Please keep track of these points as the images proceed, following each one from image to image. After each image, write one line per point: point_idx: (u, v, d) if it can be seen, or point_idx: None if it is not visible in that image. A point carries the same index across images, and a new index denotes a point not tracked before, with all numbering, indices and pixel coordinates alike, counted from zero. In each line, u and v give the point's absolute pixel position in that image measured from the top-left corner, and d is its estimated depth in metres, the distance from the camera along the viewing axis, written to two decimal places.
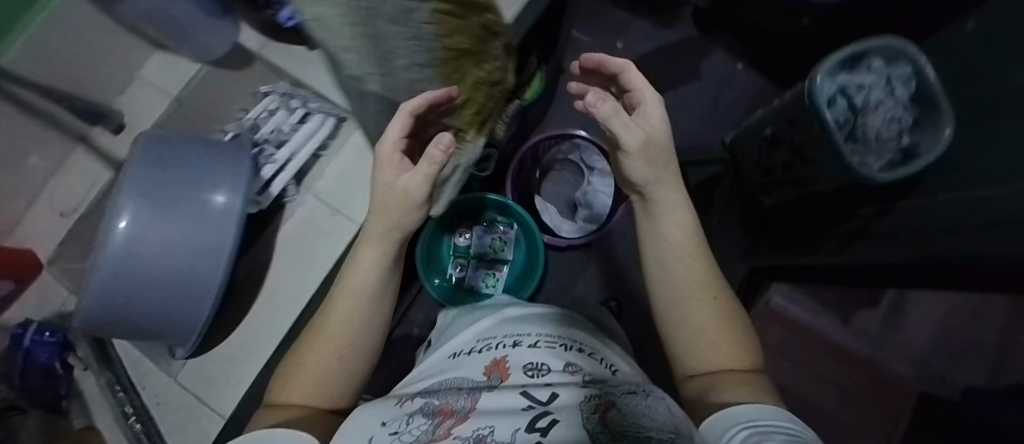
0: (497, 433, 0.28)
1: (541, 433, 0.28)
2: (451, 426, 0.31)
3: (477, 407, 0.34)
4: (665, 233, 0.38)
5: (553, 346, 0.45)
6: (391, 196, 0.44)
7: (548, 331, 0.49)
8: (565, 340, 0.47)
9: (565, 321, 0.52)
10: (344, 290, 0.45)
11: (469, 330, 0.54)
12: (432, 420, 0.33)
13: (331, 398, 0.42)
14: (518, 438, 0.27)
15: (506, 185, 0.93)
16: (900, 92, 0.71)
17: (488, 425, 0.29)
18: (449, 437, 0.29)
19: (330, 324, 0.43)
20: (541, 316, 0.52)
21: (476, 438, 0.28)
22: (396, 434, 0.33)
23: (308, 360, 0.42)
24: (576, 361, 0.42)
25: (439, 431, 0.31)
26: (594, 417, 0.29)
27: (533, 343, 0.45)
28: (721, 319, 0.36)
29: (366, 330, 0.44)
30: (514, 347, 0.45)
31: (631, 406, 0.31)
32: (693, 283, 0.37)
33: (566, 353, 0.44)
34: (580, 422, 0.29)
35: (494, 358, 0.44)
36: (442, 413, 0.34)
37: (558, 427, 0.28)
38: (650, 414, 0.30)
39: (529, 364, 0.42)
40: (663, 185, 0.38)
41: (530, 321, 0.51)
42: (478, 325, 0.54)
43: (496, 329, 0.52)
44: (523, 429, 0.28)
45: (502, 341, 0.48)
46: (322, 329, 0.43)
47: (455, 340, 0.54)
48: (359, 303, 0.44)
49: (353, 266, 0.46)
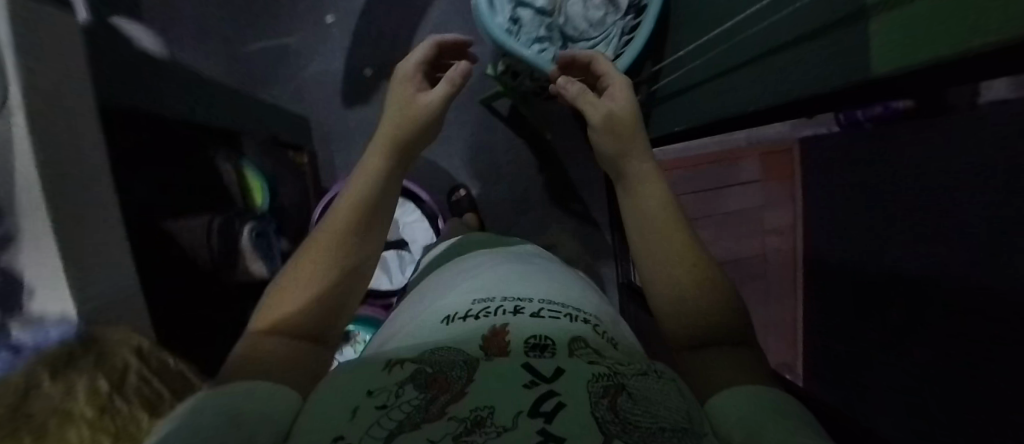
0: (497, 417, 0.24)
1: (546, 417, 0.24)
2: (445, 403, 0.26)
3: (472, 380, 0.28)
4: (646, 205, 0.44)
5: (557, 316, 0.37)
6: (413, 102, 0.47)
7: (550, 293, 0.42)
8: (570, 309, 0.39)
9: (566, 283, 0.46)
10: (386, 140, 0.45)
11: (463, 286, 0.44)
12: (425, 394, 0.26)
13: (328, 300, 0.37)
14: (518, 424, 0.23)
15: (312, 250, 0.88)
16: (617, 44, 0.82)
17: (484, 405, 0.25)
18: (441, 418, 0.24)
19: (346, 203, 0.40)
20: (546, 278, 0.46)
21: (473, 422, 0.24)
22: (384, 409, 0.25)
23: (303, 261, 0.38)
24: (586, 337, 0.35)
25: (435, 407, 0.25)
26: (603, 399, 0.26)
27: (536, 310, 0.38)
28: (701, 284, 0.40)
29: (370, 233, 0.41)
30: (515, 314, 0.37)
31: (638, 386, 0.28)
32: (689, 261, 0.40)
33: (572, 324, 0.36)
34: (589, 408, 0.25)
35: (491, 324, 0.36)
36: (434, 383, 0.27)
37: (563, 410, 0.24)
38: (662, 400, 0.27)
39: (529, 338, 0.34)
40: (627, 155, 0.49)
41: (530, 282, 0.43)
42: (460, 285, 0.45)
43: (499, 284, 0.43)
44: (526, 411, 0.24)
45: (503, 303, 0.39)
46: (336, 225, 0.39)
47: (445, 299, 0.42)
48: (387, 175, 0.43)
49: (389, 134, 0.45)
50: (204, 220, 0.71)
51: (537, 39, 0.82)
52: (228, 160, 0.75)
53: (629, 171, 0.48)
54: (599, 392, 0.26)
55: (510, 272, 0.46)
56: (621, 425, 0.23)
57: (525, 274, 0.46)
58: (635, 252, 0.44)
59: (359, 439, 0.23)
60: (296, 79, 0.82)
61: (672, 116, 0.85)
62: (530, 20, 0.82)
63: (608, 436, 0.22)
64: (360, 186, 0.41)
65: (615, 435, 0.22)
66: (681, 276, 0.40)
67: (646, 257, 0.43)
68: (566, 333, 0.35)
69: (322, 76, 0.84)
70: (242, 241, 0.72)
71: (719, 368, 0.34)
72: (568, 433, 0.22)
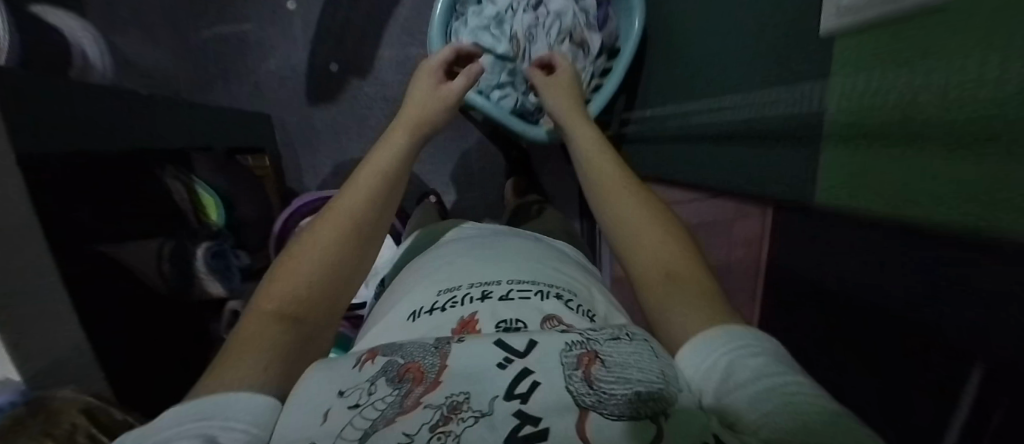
0: (475, 401, 0.18)
1: (522, 398, 0.18)
2: (420, 394, 0.19)
3: (450, 362, 0.20)
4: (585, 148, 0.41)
5: (528, 296, 0.32)
6: (436, 95, 0.44)
7: (517, 272, 0.36)
8: (541, 285, 0.34)
9: (536, 255, 0.41)
10: (411, 117, 0.40)
11: (424, 277, 0.38)
12: (400, 390, 0.19)
13: (345, 276, 0.29)
14: (497, 408, 0.17)
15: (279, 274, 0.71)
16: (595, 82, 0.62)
17: (461, 388, 0.19)
18: (417, 408, 0.18)
19: (369, 171, 0.34)
20: (512, 253, 0.40)
21: (450, 407, 0.18)
22: (356, 410, 0.18)
23: (319, 230, 0.29)
24: (561, 316, 0.30)
25: (408, 399, 0.18)
26: (576, 370, 0.19)
27: (504, 292, 0.32)
28: (646, 209, 0.33)
29: (394, 205, 0.34)
30: (483, 301, 0.32)
31: (618, 350, 0.21)
32: (626, 185, 0.35)
33: (544, 303, 0.31)
34: (561, 379, 0.19)
35: (462, 314, 0.31)
36: (409, 371, 0.20)
37: (540, 390, 0.18)
38: (641, 360, 0.20)
39: (500, 323, 0.29)
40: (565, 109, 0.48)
41: (498, 263, 0.38)
42: (421, 276, 0.39)
43: (460, 268, 0.37)
44: (501, 395, 0.18)
45: (470, 290, 0.33)
46: (363, 192, 0.32)
47: (409, 292, 0.37)
48: (412, 151, 0.38)
49: (414, 120, 0.40)
50: (155, 246, 0.53)
51: (500, 86, 0.61)
52: (179, 179, 0.58)
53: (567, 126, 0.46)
54: (571, 361, 0.19)
55: (471, 254, 0.40)
56: (596, 396, 0.17)
57: (494, 252, 0.40)
58: (584, 192, 0.38)
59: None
60: (253, 84, 0.74)
61: (661, 164, 0.67)
62: (492, 66, 0.60)
63: (582, 409, 0.17)
64: (388, 156, 0.35)
65: (589, 409, 0.17)
66: (620, 201, 0.34)
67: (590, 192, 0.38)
68: (539, 317, 0.30)
69: (282, 75, 0.75)
70: (197, 263, 0.58)
71: (680, 306, 0.25)
72: (545, 410, 0.17)
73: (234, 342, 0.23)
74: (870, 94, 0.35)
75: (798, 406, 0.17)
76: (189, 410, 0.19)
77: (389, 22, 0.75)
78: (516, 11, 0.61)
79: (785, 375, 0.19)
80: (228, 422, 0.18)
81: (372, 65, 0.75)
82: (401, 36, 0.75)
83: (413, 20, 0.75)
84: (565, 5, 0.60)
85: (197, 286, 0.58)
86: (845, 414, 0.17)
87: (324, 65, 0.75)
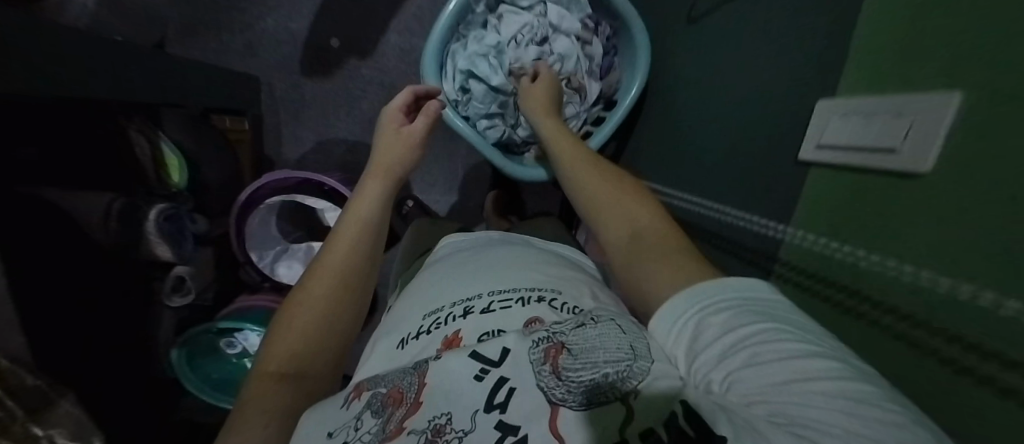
0: (457, 421, 0.20)
1: (502, 408, 0.19)
2: (402, 418, 0.21)
3: (427, 382, 0.22)
4: (555, 143, 0.43)
5: (508, 305, 0.30)
6: (402, 137, 0.43)
7: (497, 275, 0.34)
8: (523, 290, 0.32)
9: (520, 252, 0.39)
10: (380, 167, 0.40)
11: (414, 297, 0.36)
12: (382, 419, 0.22)
13: (333, 337, 0.30)
14: (478, 423, 0.19)
15: (235, 250, 0.66)
16: (585, 126, 0.61)
17: (442, 409, 0.20)
18: (401, 434, 0.20)
19: (349, 224, 0.34)
20: (494, 254, 0.38)
21: (433, 432, 0.19)
22: None
23: (305, 291, 0.31)
24: (546, 317, 0.28)
25: (392, 424, 0.21)
26: (543, 365, 0.21)
27: (485, 307, 0.30)
28: (614, 191, 0.33)
29: (378, 253, 0.35)
30: (466, 317, 0.30)
31: (581, 336, 0.22)
32: (588, 174, 0.36)
33: (525, 310, 0.29)
34: (532, 378, 0.20)
35: (444, 334, 0.29)
36: (391, 401, 0.23)
37: (517, 395, 0.20)
38: (604, 341, 0.21)
39: (484, 336, 0.28)
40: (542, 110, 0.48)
41: (479, 271, 0.36)
42: (413, 292, 0.37)
43: (447, 284, 0.35)
44: (481, 408, 0.20)
45: (452, 309, 0.32)
46: (343, 247, 0.33)
47: (400, 316, 0.35)
48: (389, 198, 0.38)
49: (386, 166, 0.40)
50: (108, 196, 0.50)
51: (489, 116, 0.59)
52: (144, 133, 0.54)
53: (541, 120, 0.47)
54: (538, 357, 0.21)
55: (456, 263, 0.39)
56: (565, 388, 0.19)
57: (478, 257, 0.39)
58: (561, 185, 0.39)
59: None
60: (245, 41, 0.70)
61: None
62: (482, 95, 0.58)
63: (554, 403, 0.18)
64: (365, 207, 0.36)
65: (560, 403, 0.18)
66: (586, 190, 0.35)
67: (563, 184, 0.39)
68: (520, 326, 0.28)
69: (276, 38, 0.71)
70: (147, 225, 0.54)
71: (646, 272, 0.26)
72: (524, 418, 0.18)
73: (239, 415, 0.26)
74: (825, 212, 0.32)
75: (764, 357, 0.17)
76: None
77: (400, 9, 0.72)
78: (518, 43, 0.58)
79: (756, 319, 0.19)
80: None
81: (373, 49, 0.73)
82: (409, 26, 0.73)
83: (425, 12, 0.73)
84: (570, 47, 0.58)
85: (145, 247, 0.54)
86: (812, 358, 0.16)
87: (324, 39, 0.72)
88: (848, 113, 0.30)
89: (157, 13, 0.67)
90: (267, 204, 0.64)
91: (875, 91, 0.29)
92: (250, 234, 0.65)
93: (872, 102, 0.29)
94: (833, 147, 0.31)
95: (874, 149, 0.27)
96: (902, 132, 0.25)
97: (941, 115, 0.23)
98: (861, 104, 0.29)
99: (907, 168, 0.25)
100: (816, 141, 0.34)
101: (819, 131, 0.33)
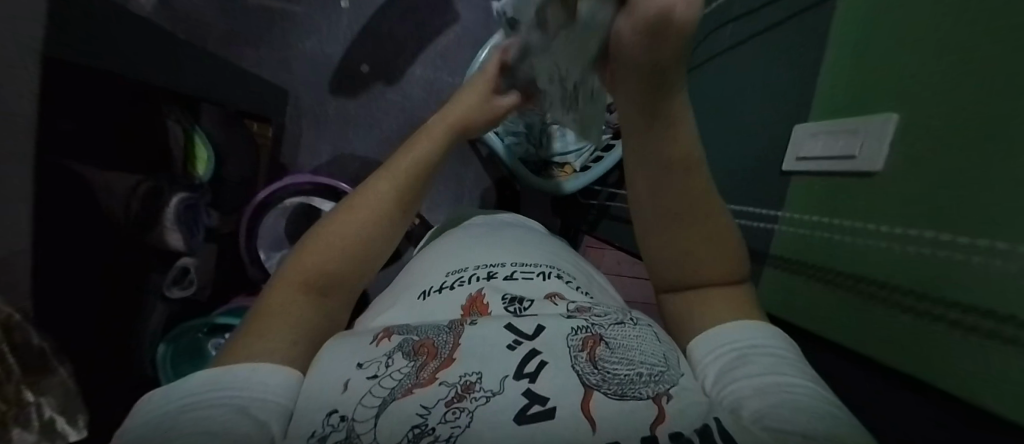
0: (487, 380, 0.22)
1: (531, 378, 0.22)
2: (434, 370, 0.23)
3: (462, 343, 0.25)
4: (670, 155, 0.28)
5: (530, 276, 0.35)
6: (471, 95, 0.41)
7: (520, 255, 0.39)
8: (543, 268, 0.37)
9: (537, 241, 0.43)
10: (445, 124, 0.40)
11: (438, 258, 0.40)
12: (414, 363, 0.23)
13: (353, 277, 0.33)
14: (506, 388, 0.21)
15: (241, 244, 0.67)
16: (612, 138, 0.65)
17: (474, 368, 0.22)
18: (433, 383, 0.22)
19: (406, 160, 0.37)
20: (514, 237, 0.42)
21: (462, 387, 0.21)
22: (375, 380, 0.23)
23: (339, 225, 0.33)
24: (563, 292, 0.32)
25: (424, 375, 0.22)
26: (580, 352, 0.23)
27: (509, 275, 0.35)
28: (702, 245, 0.30)
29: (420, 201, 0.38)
30: (489, 279, 0.34)
31: (621, 333, 0.25)
32: (693, 217, 0.30)
33: (546, 283, 0.34)
34: (567, 361, 0.23)
35: (469, 290, 0.33)
36: (422, 350, 0.24)
37: (547, 370, 0.22)
38: (641, 344, 0.24)
39: (506, 297, 0.32)
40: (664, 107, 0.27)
41: (499, 246, 0.40)
42: (436, 258, 0.40)
43: (465, 251, 0.39)
44: (511, 374, 0.22)
45: (476, 271, 0.36)
46: (399, 183, 0.36)
47: (421, 273, 0.39)
48: (449, 147, 0.40)
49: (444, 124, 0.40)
50: (133, 181, 0.52)
51: (516, 133, 0.63)
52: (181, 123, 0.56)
53: (662, 103, 0.26)
54: (576, 344, 0.24)
55: (478, 237, 0.42)
56: (600, 375, 0.22)
57: (499, 237, 0.42)
58: (644, 217, 0.31)
59: (352, 413, 0.21)
60: (283, 57, 0.76)
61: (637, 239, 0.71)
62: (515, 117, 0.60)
63: (588, 387, 0.21)
64: (426, 145, 0.38)
65: (594, 388, 0.21)
66: (676, 237, 0.30)
67: (642, 213, 0.31)
68: (541, 292, 0.33)
69: (311, 57, 0.77)
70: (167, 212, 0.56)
71: (709, 312, 0.30)
72: (552, 391, 0.21)
73: (263, 314, 0.28)
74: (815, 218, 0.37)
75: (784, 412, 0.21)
76: (212, 380, 0.23)
77: (429, 46, 0.79)
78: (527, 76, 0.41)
79: (788, 374, 0.24)
80: (249, 390, 0.23)
81: (400, 78, 0.79)
82: (436, 61, 0.80)
83: (452, 49, 0.80)
84: None
85: (156, 232, 0.55)
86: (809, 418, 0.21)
87: (356, 65, 0.78)
88: (817, 132, 0.40)
89: (209, 24, 0.74)
90: (284, 206, 0.66)
91: (839, 116, 0.39)
92: (261, 234, 0.67)
93: (830, 123, 0.39)
94: (810, 159, 0.40)
95: (838, 158, 0.37)
96: (860, 143, 0.35)
97: (882, 125, 0.33)
98: (825, 124, 0.39)
99: (865, 169, 0.34)
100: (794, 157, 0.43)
101: (797, 148, 0.42)
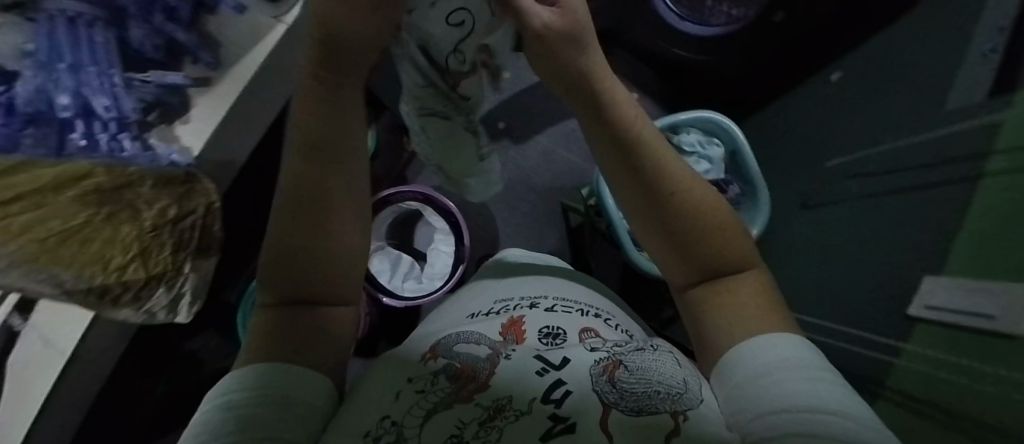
0: (516, 403, 0.25)
1: (557, 403, 0.24)
2: (472, 391, 0.26)
3: (496, 371, 0.28)
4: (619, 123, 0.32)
5: (570, 311, 0.38)
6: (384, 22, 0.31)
7: (563, 294, 0.43)
8: (582, 306, 0.40)
9: (584, 286, 0.47)
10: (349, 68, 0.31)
11: (489, 291, 0.46)
12: (454, 384, 0.26)
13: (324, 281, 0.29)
14: (533, 409, 0.24)
15: None
16: None
17: (505, 393, 0.26)
18: (471, 401, 0.25)
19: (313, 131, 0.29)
20: (561, 281, 0.47)
21: (496, 409, 0.25)
22: (421, 394, 0.26)
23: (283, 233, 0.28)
24: (598, 328, 0.35)
25: (463, 392, 0.26)
26: (602, 376, 0.26)
27: (550, 306, 0.38)
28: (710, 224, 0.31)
29: (356, 168, 0.31)
30: (532, 308, 0.38)
31: (640, 357, 0.28)
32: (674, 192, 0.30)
33: (584, 318, 0.37)
34: (589, 383, 0.25)
35: (508, 316, 0.37)
36: (462, 374, 0.27)
37: (571, 397, 0.25)
38: (659, 368, 0.27)
39: (546, 327, 0.35)
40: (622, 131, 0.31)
41: (549, 284, 0.45)
42: (495, 289, 0.46)
43: (516, 287, 0.44)
44: (538, 398, 0.25)
45: (521, 301, 0.40)
46: (302, 179, 0.28)
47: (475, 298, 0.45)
48: (346, 116, 0.30)
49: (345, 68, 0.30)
50: None
51: None
52: None
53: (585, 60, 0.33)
54: (597, 370, 0.26)
55: (530, 277, 0.47)
56: (619, 395, 0.24)
57: (546, 280, 0.46)
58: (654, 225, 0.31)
59: (402, 421, 0.24)
60: None
61: None
62: None
63: (605, 404, 0.23)
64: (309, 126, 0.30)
65: (611, 405, 0.23)
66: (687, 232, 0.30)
67: (620, 189, 0.32)
68: (579, 324, 0.36)
69: None
70: None
71: (737, 329, 0.28)
72: (572, 411, 0.23)
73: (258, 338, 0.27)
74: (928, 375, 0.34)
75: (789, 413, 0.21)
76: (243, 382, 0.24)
77: (557, 123, 0.92)
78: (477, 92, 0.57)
79: (824, 398, 0.21)
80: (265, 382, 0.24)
81: (525, 139, 0.91)
82: (558, 136, 0.92)
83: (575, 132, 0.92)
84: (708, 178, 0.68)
85: None
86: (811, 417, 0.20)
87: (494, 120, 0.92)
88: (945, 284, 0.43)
89: None
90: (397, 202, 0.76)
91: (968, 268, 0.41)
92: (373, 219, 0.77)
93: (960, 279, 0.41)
94: (936, 309, 0.43)
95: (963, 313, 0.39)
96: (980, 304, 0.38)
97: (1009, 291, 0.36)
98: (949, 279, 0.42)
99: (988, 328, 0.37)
100: (923, 304, 0.45)
101: (929, 297, 0.44)
